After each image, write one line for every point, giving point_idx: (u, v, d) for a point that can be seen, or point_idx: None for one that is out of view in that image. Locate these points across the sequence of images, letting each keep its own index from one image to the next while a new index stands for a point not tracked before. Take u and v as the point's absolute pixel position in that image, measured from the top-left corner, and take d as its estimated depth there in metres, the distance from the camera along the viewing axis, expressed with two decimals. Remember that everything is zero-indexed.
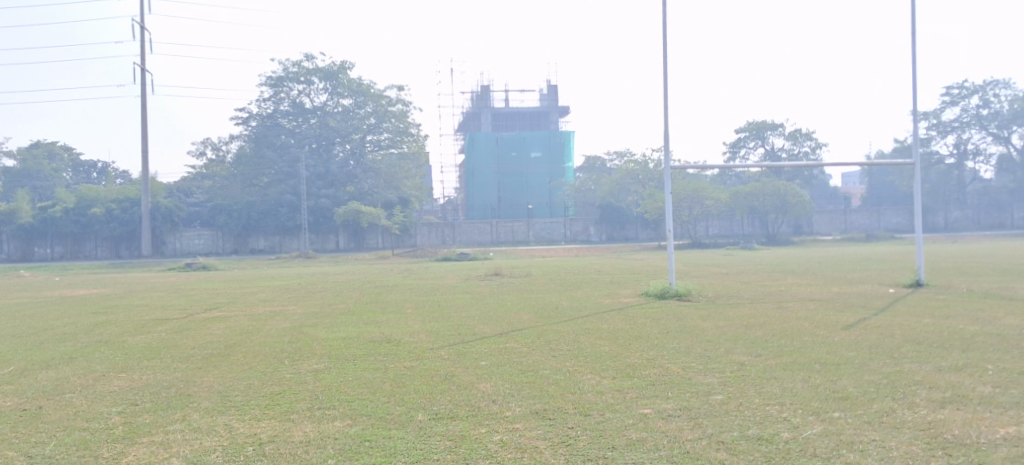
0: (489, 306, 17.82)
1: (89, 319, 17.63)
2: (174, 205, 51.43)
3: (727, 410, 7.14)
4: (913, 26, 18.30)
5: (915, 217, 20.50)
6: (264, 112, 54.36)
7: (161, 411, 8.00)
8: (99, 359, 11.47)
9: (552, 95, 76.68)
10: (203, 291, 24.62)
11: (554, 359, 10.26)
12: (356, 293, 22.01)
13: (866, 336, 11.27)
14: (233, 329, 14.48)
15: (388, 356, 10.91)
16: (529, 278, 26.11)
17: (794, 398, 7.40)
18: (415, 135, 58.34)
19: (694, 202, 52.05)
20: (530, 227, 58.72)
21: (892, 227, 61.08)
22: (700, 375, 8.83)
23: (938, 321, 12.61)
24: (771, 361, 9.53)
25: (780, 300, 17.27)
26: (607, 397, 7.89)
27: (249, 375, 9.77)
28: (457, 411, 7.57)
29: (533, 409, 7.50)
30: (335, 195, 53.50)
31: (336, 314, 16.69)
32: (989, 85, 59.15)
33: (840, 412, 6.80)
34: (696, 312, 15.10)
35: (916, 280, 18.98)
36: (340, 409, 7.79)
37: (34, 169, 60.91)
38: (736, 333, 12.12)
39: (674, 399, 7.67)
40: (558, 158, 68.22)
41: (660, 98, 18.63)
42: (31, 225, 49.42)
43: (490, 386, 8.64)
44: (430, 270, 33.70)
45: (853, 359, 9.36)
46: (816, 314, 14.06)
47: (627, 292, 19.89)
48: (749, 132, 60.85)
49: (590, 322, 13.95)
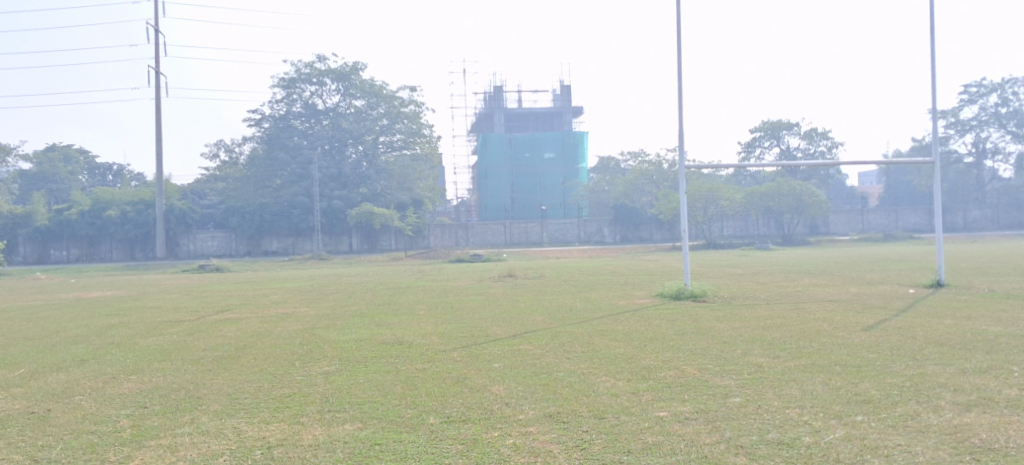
0: (502, 307, 17.75)
1: (104, 321, 17.73)
2: (188, 207, 51.65)
3: (745, 413, 6.96)
4: (932, 23, 18.09)
5: (935, 216, 20.11)
6: (277, 114, 54.61)
7: (171, 414, 7.91)
8: (110, 361, 11.43)
9: (565, 96, 76.49)
10: (217, 292, 24.77)
11: (567, 361, 10.13)
12: (369, 295, 21.96)
13: (886, 337, 11.07)
14: (245, 331, 14.46)
15: (399, 358, 10.82)
16: (543, 279, 26.06)
17: (815, 401, 7.22)
18: (428, 136, 58.31)
19: (709, 202, 51.84)
20: (544, 228, 58.58)
21: (911, 227, 60.53)
22: (717, 378, 8.66)
23: (960, 323, 12.39)
24: (789, 363, 9.34)
25: (797, 300, 17.07)
26: (622, 400, 7.73)
27: (259, 377, 9.68)
28: (470, 413, 7.45)
29: (547, 412, 7.35)
30: (347, 197, 53.54)
31: (349, 315, 16.67)
32: (1007, 83, 58.54)
33: (863, 416, 6.61)
34: (712, 313, 14.92)
35: (937, 280, 18.72)
36: (350, 411, 7.68)
37: (50, 172, 61.37)
38: (753, 334, 11.94)
39: (691, 402, 7.50)
40: (572, 159, 67.72)
41: (675, 96, 18.46)
42: (47, 227, 49.72)
43: (502, 389, 8.51)
44: (443, 271, 33.79)
45: (874, 361, 9.15)
46: (834, 315, 13.89)
47: (642, 293, 19.78)
48: (764, 132, 60.52)
49: (604, 323, 13.81)
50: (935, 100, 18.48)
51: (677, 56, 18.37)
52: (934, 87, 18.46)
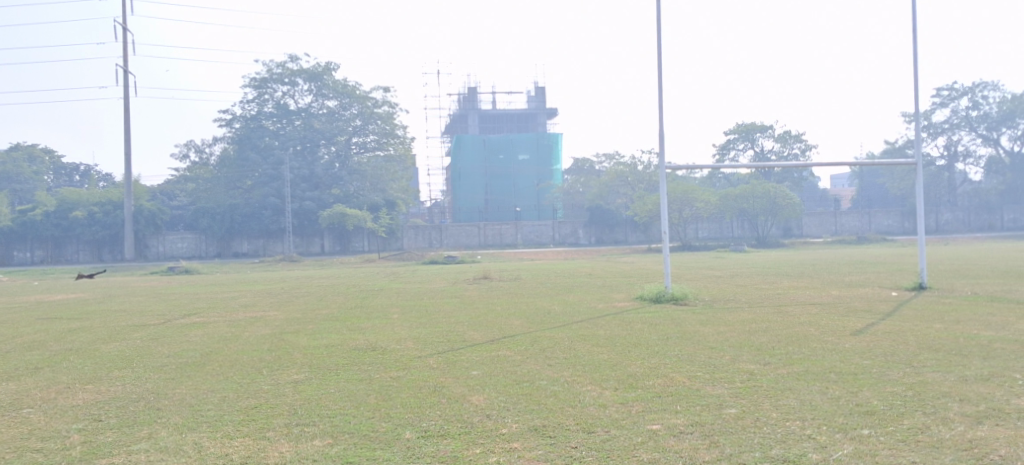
0: (479, 311, 17.20)
1: (63, 326, 16.86)
2: (158, 208, 50.55)
3: (744, 426, 6.54)
4: (913, 26, 17.97)
5: (916, 218, 19.70)
6: (248, 114, 53.59)
7: (125, 428, 7.31)
8: (66, 369, 10.76)
9: (540, 97, 76.29)
10: (185, 295, 23.87)
11: (550, 368, 9.67)
12: (341, 298, 21.33)
13: (877, 343, 10.74)
14: (211, 336, 13.78)
15: (373, 365, 10.31)
16: (519, 282, 25.48)
17: (815, 412, 6.82)
18: (401, 136, 57.70)
19: (684, 204, 51.87)
20: (519, 230, 58.02)
21: (883, 229, 61.00)
22: (708, 386, 8.24)
23: (949, 327, 12.13)
24: (781, 370, 8.97)
25: (780, 304, 16.75)
26: (611, 411, 7.27)
27: (225, 387, 9.11)
28: (448, 427, 6.95)
29: (531, 426, 6.88)
30: (320, 198, 52.68)
31: (320, 320, 16.00)
32: (978, 87, 59.16)
33: (869, 429, 6.26)
34: (694, 316, 14.53)
35: (919, 283, 18.46)
36: (319, 425, 7.16)
37: (13, 172, 59.86)
38: (740, 339, 11.60)
39: (685, 414, 7.05)
40: (546, 160, 67.67)
41: (656, 95, 18.12)
42: (10, 228, 48.40)
43: (483, 399, 8.01)
44: (417, 273, 33.10)
45: (869, 368, 8.83)
46: (820, 319, 13.54)
47: (621, 296, 19.30)
48: (738, 134, 60.61)
49: (584, 328, 13.34)
50: (918, 99, 18.31)
51: (658, 55, 18.02)
52: (916, 87, 18.30)
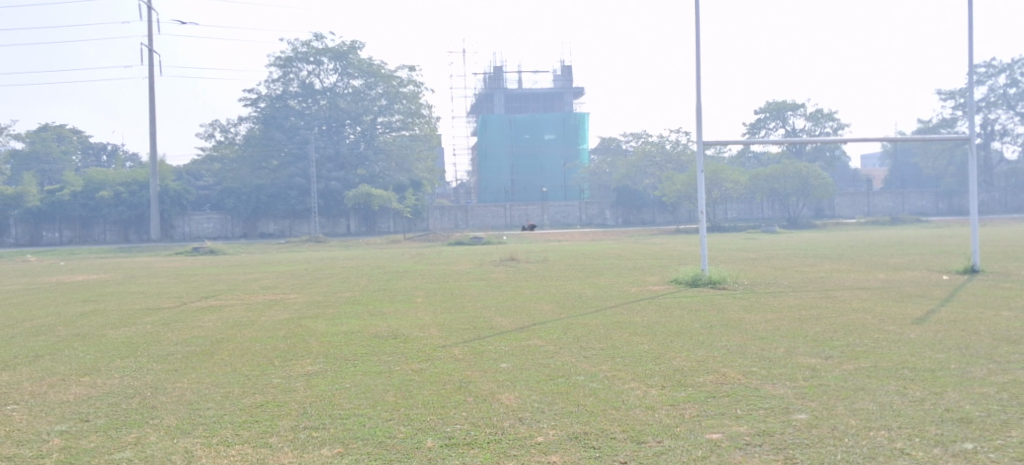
0: (505, 293, 16.46)
1: (76, 308, 16.30)
2: (183, 188, 49.99)
3: (821, 436, 5.64)
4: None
5: (969, 196, 18.28)
6: (272, 94, 52.84)
7: (113, 431, 6.55)
8: (68, 357, 10.05)
9: (566, 76, 74.95)
10: (206, 276, 23.25)
11: (586, 361, 8.78)
12: (365, 280, 20.58)
13: (944, 333, 9.73)
14: (226, 321, 13.03)
15: (394, 355, 9.47)
16: (547, 263, 24.66)
17: (904, 420, 5.87)
18: (426, 116, 56.91)
19: (713, 184, 50.17)
20: (545, 210, 56.95)
21: (917, 210, 59.30)
22: (768, 385, 7.29)
23: (1017, 314, 11.07)
24: (847, 365, 8.01)
25: (825, 288, 15.70)
26: (662, 416, 6.37)
27: (232, 380, 8.35)
28: (476, 433, 6.09)
29: (570, 433, 6.00)
30: (345, 178, 52.09)
31: (340, 303, 15.32)
32: (1017, 64, 57.00)
33: (974, 442, 5.36)
34: (736, 302, 13.56)
35: (971, 266, 17.29)
36: (330, 429, 6.34)
37: (42, 151, 59.82)
38: (791, 328, 10.58)
39: (747, 420, 6.13)
40: (573, 140, 66.64)
41: (695, 68, 17.06)
42: (38, 208, 48.23)
43: (514, 398, 7.13)
44: (443, 254, 32.52)
45: (947, 363, 7.85)
46: (873, 305, 12.50)
47: (655, 280, 18.35)
48: (768, 112, 59.12)
49: (620, 314, 12.41)
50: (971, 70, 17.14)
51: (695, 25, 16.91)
52: (969, 56, 17.09)
